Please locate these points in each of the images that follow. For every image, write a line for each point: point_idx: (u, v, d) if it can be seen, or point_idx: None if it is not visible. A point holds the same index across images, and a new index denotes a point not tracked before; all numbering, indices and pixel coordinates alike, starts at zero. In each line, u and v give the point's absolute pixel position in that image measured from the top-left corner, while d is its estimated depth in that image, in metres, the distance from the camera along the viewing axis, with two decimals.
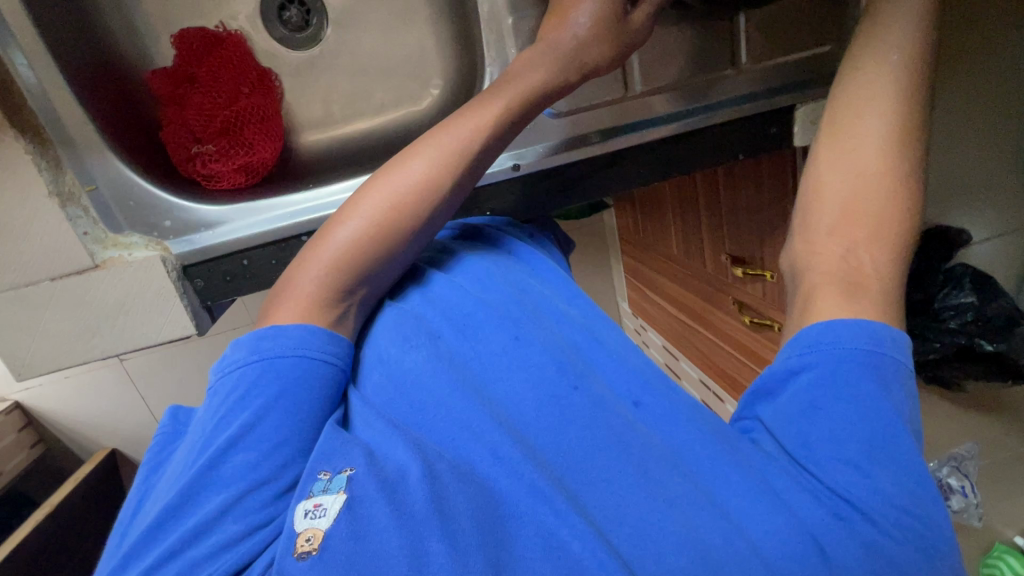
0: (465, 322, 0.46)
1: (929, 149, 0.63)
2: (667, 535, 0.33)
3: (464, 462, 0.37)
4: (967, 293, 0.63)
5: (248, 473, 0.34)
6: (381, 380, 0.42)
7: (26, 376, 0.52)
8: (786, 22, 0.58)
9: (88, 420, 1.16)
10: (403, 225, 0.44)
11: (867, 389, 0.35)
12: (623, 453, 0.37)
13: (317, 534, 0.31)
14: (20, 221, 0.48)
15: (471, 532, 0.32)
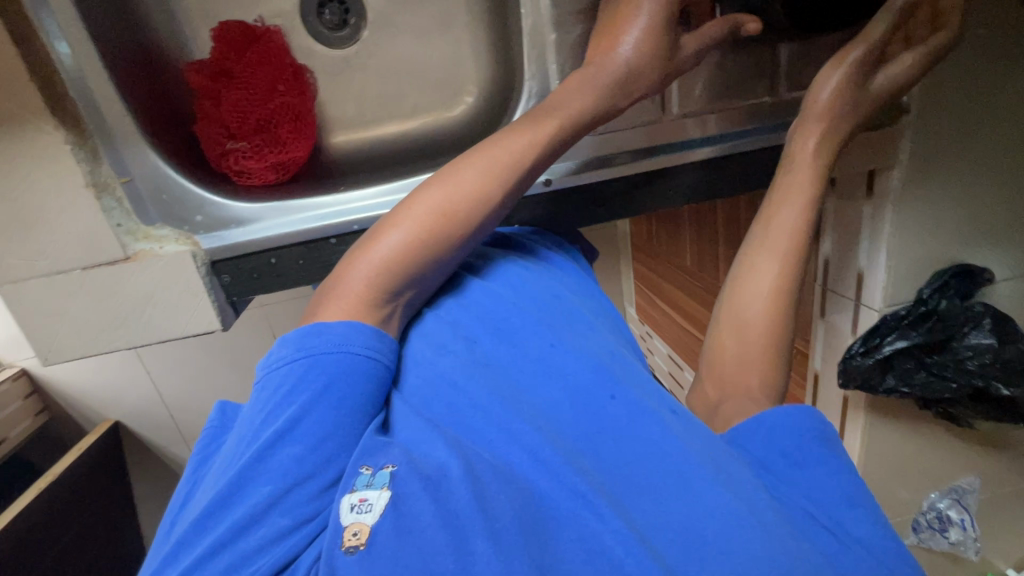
0: (499, 327, 0.47)
1: (939, 191, 0.66)
2: (711, 546, 0.33)
3: (504, 462, 0.38)
4: (987, 333, 0.64)
5: (295, 466, 0.34)
6: (418, 380, 0.43)
7: (51, 361, 0.53)
8: (828, 54, 0.57)
9: (94, 393, 1.17)
10: (455, 232, 0.44)
11: (818, 455, 0.41)
12: (659, 462, 0.38)
13: (363, 529, 0.32)
14: (55, 210, 0.48)
15: (514, 533, 0.32)
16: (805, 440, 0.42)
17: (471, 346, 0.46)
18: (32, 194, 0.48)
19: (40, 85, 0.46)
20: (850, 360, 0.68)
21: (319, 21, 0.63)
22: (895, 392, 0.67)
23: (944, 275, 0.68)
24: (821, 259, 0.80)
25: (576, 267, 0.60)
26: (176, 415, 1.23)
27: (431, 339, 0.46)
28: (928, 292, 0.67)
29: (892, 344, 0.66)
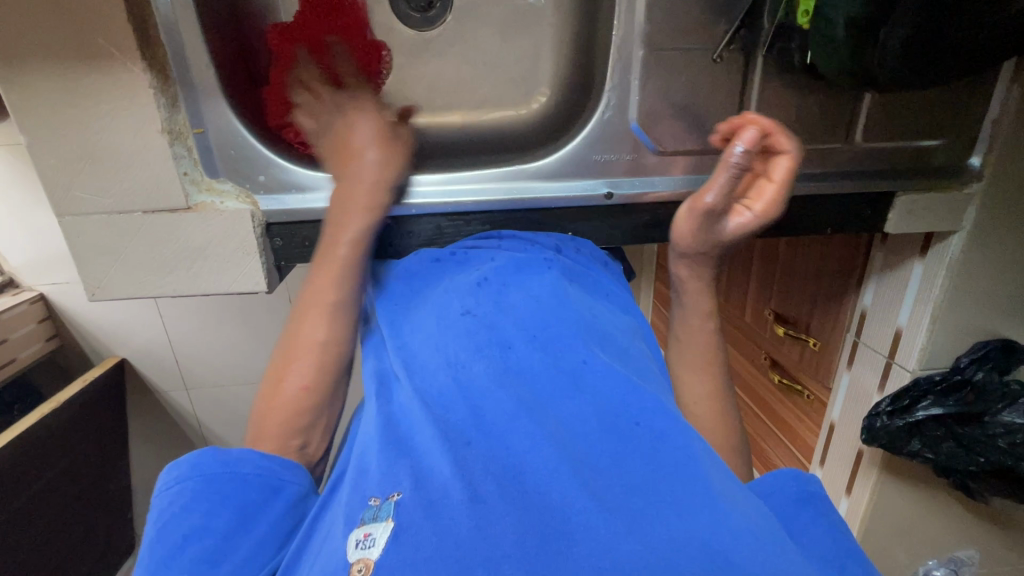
0: (534, 338, 0.48)
1: (994, 265, 0.65)
2: (733, 567, 0.32)
3: (518, 475, 0.38)
4: (1022, 413, 0.62)
5: (225, 569, 0.35)
6: (441, 391, 0.45)
7: (98, 298, 0.54)
8: (909, 112, 0.57)
9: (106, 326, 1.16)
10: (358, 254, 0.52)
11: (808, 517, 0.45)
12: (682, 485, 0.37)
13: (367, 564, 0.33)
14: (128, 151, 0.49)
15: (515, 554, 0.32)
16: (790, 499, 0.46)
17: (500, 352, 0.47)
18: (107, 129, 0.48)
19: (135, 28, 0.46)
20: (875, 419, 0.70)
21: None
22: (917, 456, 0.68)
23: (985, 347, 0.67)
24: (857, 311, 0.80)
25: (615, 283, 0.60)
26: (182, 363, 1.23)
27: (463, 343, 0.48)
28: (966, 362, 0.67)
29: (922, 411, 0.66)
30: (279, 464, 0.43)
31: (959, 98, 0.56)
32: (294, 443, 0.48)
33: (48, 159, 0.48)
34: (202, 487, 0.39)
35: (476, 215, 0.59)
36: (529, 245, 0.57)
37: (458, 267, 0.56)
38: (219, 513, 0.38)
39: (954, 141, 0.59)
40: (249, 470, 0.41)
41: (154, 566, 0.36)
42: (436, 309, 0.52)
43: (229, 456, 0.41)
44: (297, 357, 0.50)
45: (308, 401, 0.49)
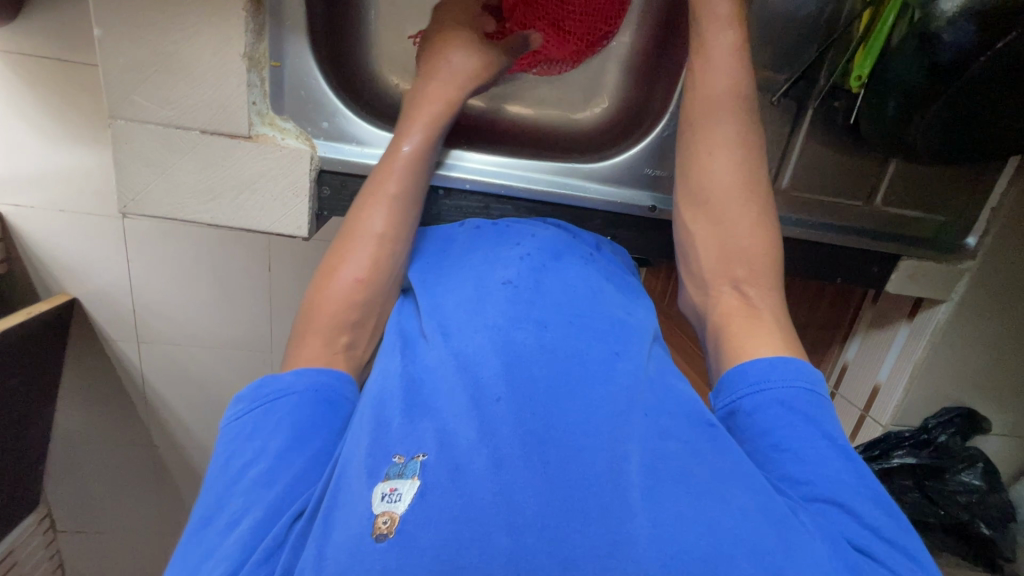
0: (573, 321, 0.45)
1: (977, 340, 0.71)
2: (743, 548, 0.31)
3: (542, 442, 0.35)
4: (977, 475, 0.69)
5: (265, 475, 0.35)
6: (475, 354, 0.41)
7: (130, 211, 0.52)
8: (925, 185, 0.63)
9: (65, 261, 0.95)
10: (429, 146, 0.54)
11: (811, 426, 0.39)
12: (715, 478, 0.35)
13: (393, 518, 0.31)
14: (204, 66, 0.48)
15: (538, 522, 0.31)
16: (796, 397, 0.41)
17: (539, 327, 0.43)
18: (190, 41, 0.47)
19: None
20: None
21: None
22: None
23: (951, 412, 0.73)
24: (839, 363, 0.85)
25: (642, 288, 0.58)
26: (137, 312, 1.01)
27: (503, 311, 0.45)
28: (933, 423, 0.72)
29: (899, 458, 0.71)
30: (326, 374, 0.43)
31: (970, 182, 0.63)
32: (342, 339, 0.47)
33: (120, 59, 0.47)
34: (267, 408, 0.39)
35: (523, 202, 0.61)
36: (563, 233, 0.57)
37: (506, 243, 0.53)
38: (275, 433, 0.38)
39: (958, 220, 0.65)
40: (303, 387, 0.41)
41: (218, 489, 0.36)
42: (476, 277, 0.49)
43: (282, 381, 0.42)
44: (351, 252, 0.50)
45: (359, 295, 0.48)
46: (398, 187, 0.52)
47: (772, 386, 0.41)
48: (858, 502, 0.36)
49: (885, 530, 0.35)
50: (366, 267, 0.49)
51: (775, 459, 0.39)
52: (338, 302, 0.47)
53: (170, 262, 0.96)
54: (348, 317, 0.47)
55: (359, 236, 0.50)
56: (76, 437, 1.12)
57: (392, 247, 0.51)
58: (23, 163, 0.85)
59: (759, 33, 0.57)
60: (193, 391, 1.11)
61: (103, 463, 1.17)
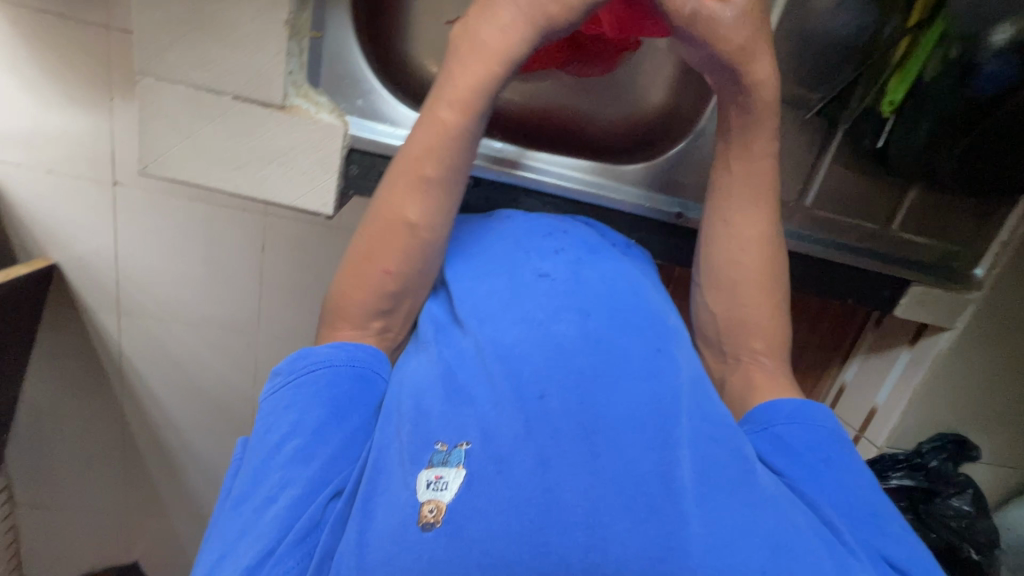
0: (613, 316, 0.44)
1: (976, 370, 0.73)
2: (794, 555, 0.32)
3: (591, 433, 0.35)
4: (967, 501, 0.71)
5: (300, 453, 0.38)
6: (514, 346, 0.40)
7: (151, 173, 0.50)
8: (941, 215, 0.65)
9: (55, 223, 0.91)
10: (469, 123, 0.47)
11: (849, 460, 0.40)
12: (752, 481, 0.36)
13: (439, 507, 0.32)
14: (243, 30, 0.47)
15: (587, 519, 0.31)
16: (830, 437, 0.42)
17: (579, 318, 0.43)
18: (231, 2, 0.46)
19: None
20: None
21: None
22: None
23: (944, 438, 0.74)
24: (838, 383, 0.87)
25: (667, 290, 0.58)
26: (128, 282, 0.97)
27: (542, 302, 0.44)
28: (927, 448, 0.73)
29: (895, 480, 0.72)
30: (363, 351, 0.45)
31: (983, 215, 0.65)
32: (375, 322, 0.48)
33: (155, 14, 0.46)
34: (304, 381, 0.42)
35: (551, 197, 0.60)
36: (592, 229, 0.57)
37: (539, 233, 0.52)
38: (313, 406, 0.40)
39: (968, 252, 0.67)
40: (342, 362, 0.43)
41: (258, 460, 0.39)
42: (511, 266, 0.48)
43: (318, 357, 0.44)
44: (381, 242, 0.48)
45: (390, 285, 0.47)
46: (434, 171, 0.47)
47: (809, 421, 0.42)
48: (892, 526, 0.37)
49: (916, 552, 0.37)
50: (397, 258, 0.47)
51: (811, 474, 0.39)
52: (366, 291, 0.47)
53: (167, 233, 0.93)
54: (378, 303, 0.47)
55: (393, 226, 0.47)
56: (45, 407, 1.08)
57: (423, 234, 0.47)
58: (19, 120, 0.82)
59: (798, 50, 0.58)
60: (175, 368, 1.07)
61: (72, 437, 1.12)
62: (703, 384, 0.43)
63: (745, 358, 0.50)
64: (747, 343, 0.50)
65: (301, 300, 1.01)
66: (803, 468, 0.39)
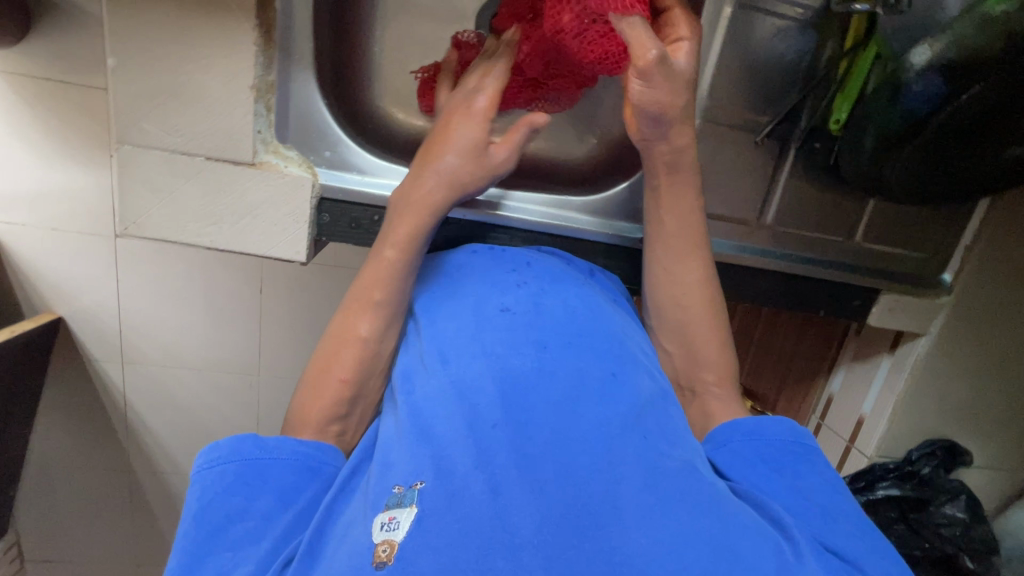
0: (567, 347, 0.46)
1: (958, 374, 0.73)
2: (737, 561, 0.33)
3: (537, 464, 0.36)
4: (960, 508, 0.70)
5: (249, 535, 0.39)
6: (473, 380, 0.43)
7: (131, 233, 0.53)
8: (902, 225, 0.66)
9: (56, 280, 0.94)
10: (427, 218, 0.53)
11: (800, 466, 0.43)
12: (703, 491, 0.37)
13: (392, 545, 0.33)
14: (213, 95, 0.50)
15: (535, 541, 0.32)
16: (786, 448, 0.44)
17: (535, 352, 0.45)
18: (201, 71, 0.49)
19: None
20: None
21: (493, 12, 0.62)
22: None
23: (933, 445, 0.74)
24: (825, 395, 0.87)
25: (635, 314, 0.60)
26: (127, 333, 1.00)
27: (500, 338, 0.46)
28: (917, 454, 0.73)
29: (883, 490, 0.72)
30: (307, 441, 0.46)
31: (944, 222, 0.66)
32: (333, 428, 0.49)
33: (130, 88, 0.49)
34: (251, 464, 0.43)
35: (519, 232, 0.63)
36: (557, 258, 0.59)
37: (503, 269, 0.55)
38: (259, 496, 0.41)
39: (933, 258, 0.68)
40: (287, 451, 0.45)
41: (206, 535, 0.39)
42: (473, 303, 0.50)
43: (268, 443, 0.45)
44: (338, 353, 0.51)
45: (347, 393, 0.50)
46: (395, 257, 0.53)
47: (761, 436, 0.44)
48: (844, 524, 0.39)
49: (872, 552, 0.37)
50: (350, 366, 0.50)
51: (765, 484, 0.41)
52: (325, 399, 0.49)
53: (163, 284, 0.96)
54: (337, 411, 0.49)
55: (358, 306, 0.52)
56: (52, 460, 1.09)
57: (376, 341, 0.52)
58: (22, 183, 0.86)
59: (746, 77, 0.60)
60: (176, 415, 1.09)
61: (78, 490, 1.13)
62: (664, 402, 0.46)
63: (701, 391, 0.53)
64: (699, 375, 0.53)
65: (296, 340, 1.03)
66: (760, 472, 0.42)
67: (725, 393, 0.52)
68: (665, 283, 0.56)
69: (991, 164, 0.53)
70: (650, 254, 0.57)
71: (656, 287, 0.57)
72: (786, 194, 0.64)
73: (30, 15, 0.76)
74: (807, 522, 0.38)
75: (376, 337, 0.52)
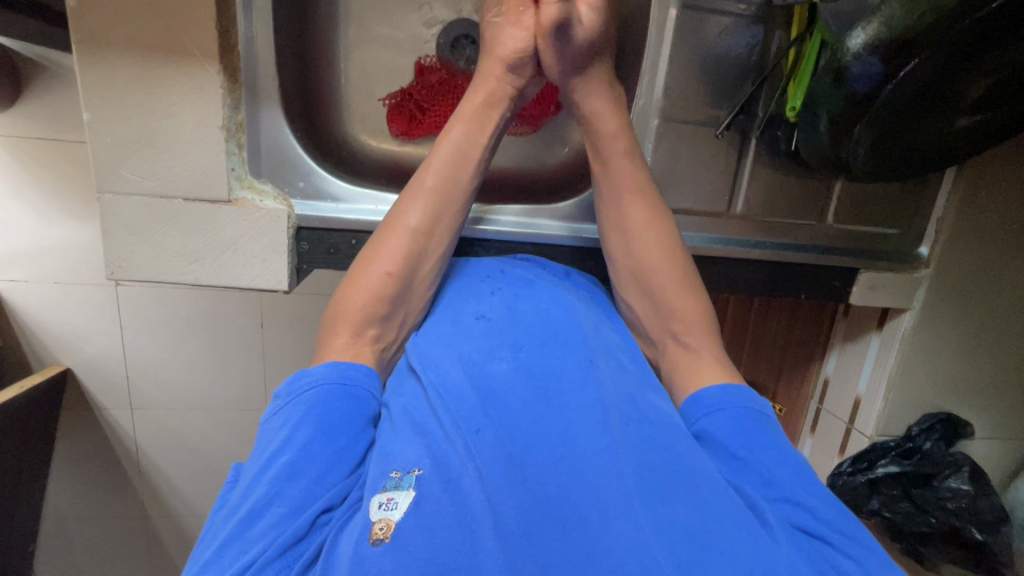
0: (547, 342, 0.47)
1: (948, 345, 0.73)
2: (714, 549, 0.33)
3: (522, 464, 0.37)
4: (965, 480, 0.69)
5: (289, 467, 0.37)
6: (453, 384, 0.43)
7: (117, 277, 0.55)
8: (871, 203, 0.67)
9: (60, 332, 0.96)
10: (476, 141, 0.54)
11: (769, 440, 0.42)
12: (683, 476, 0.37)
13: (389, 525, 0.33)
14: (185, 138, 0.52)
15: (521, 532, 0.33)
16: (747, 415, 0.44)
17: (513, 353, 0.46)
18: (172, 117, 0.52)
19: (222, 35, 0.52)
20: (839, 477, 0.75)
21: (450, 35, 0.65)
22: (876, 515, 0.71)
23: (932, 419, 0.73)
24: (821, 378, 0.86)
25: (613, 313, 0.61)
26: (133, 378, 1.02)
27: (477, 344, 0.47)
28: (917, 430, 0.73)
29: (882, 468, 0.71)
30: (356, 368, 0.45)
31: (910, 197, 0.68)
32: (371, 332, 0.49)
33: (106, 140, 0.51)
34: (296, 401, 0.42)
35: (494, 242, 0.64)
36: (529, 263, 0.60)
37: (476, 278, 0.55)
38: (304, 422, 0.40)
39: (904, 232, 0.69)
40: (334, 379, 0.44)
41: (249, 478, 0.38)
42: (449, 316, 0.51)
43: (312, 373, 0.44)
44: (383, 243, 0.51)
45: (389, 288, 0.49)
46: (434, 181, 0.52)
47: (730, 407, 0.44)
48: (816, 502, 0.39)
49: (845, 531, 0.38)
50: (397, 259, 0.50)
51: (736, 463, 0.41)
52: (370, 295, 0.49)
53: (163, 327, 0.98)
54: (375, 311, 0.49)
55: (394, 229, 0.51)
56: (68, 512, 1.10)
57: (424, 239, 0.51)
58: (21, 242, 0.89)
59: (698, 73, 0.62)
60: (187, 456, 1.10)
61: (97, 540, 1.14)
62: (643, 389, 0.45)
63: (670, 341, 0.53)
64: (669, 326, 0.53)
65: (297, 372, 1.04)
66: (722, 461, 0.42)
67: (695, 341, 0.52)
68: (629, 261, 0.56)
69: (942, 134, 0.55)
70: (619, 256, 0.58)
71: (623, 263, 0.57)
72: (753, 183, 0.66)
73: (20, 82, 0.80)
74: (779, 505, 0.39)
75: (423, 232, 0.51)
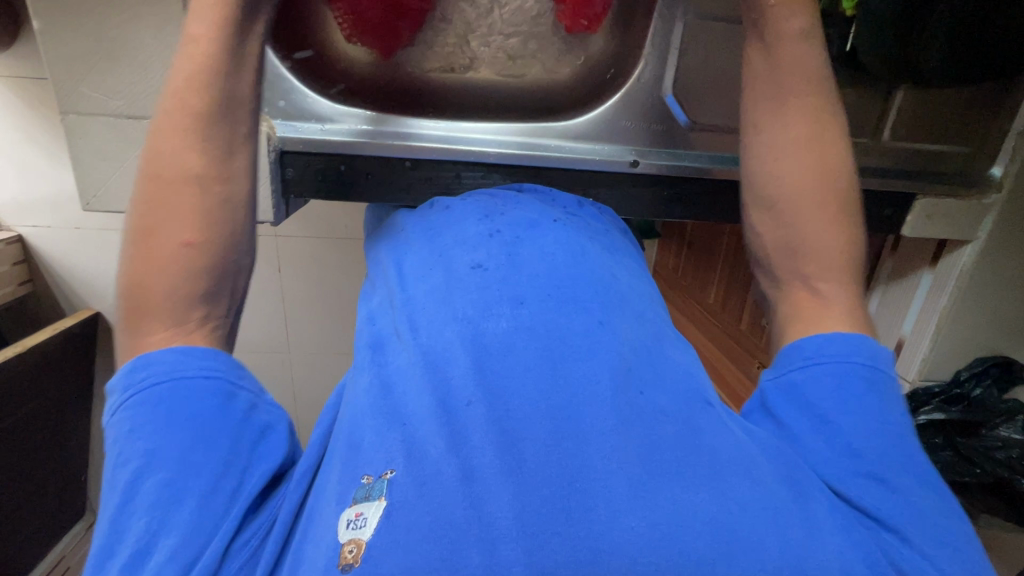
0: (555, 295, 0.40)
1: (1011, 281, 0.65)
2: (739, 542, 0.27)
3: (516, 441, 0.30)
4: (1018, 429, 0.62)
5: (164, 492, 0.31)
6: (443, 350, 0.37)
7: (93, 207, 0.52)
8: (939, 115, 0.57)
9: (83, 275, 1.00)
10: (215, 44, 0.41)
11: (880, 402, 0.36)
12: (701, 451, 0.32)
13: (359, 546, 0.27)
14: (146, 51, 0.48)
15: (514, 534, 0.27)
16: (859, 370, 0.37)
17: (514, 307, 0.39)
18: (129, 26, 0.47)
19: None
20: None
21: None
22: None
23: (983, 363, 0.67)
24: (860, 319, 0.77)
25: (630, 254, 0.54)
26: None
27: (472, 298, 0.40)
28: (965, 376, 0.67)
29: (926, 415, 0.66)
30: (207, 357, 0.36)
31: (988, 107, 0.58)
32: (198, 315, 0.38)
33: (63, 55, 0.47)
34: (142, 404, 0.33)
35: (495, 168, 0.57)
36: (530, 198, 0.53)
37: (475, 219, 0.48)
38: (171, 432, 0.32)
39: (974, 150, 0.60)
40: (190, 374, 0.34)
41: (115, 508, 0.31)
42: (444, 263, 0.44)
43: (157, 362, 0.35)
44: (164, 206, 0.38)
45: (201, 258, 0.38)
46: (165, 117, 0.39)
47: (836, 356, 0.38)
48: (904, 481, 0.34)
49: (937, 516, 0.33)
50: (195, 224, 0.38)
51: (830, 422, 0.36)
52: (157, 282, 0.37)
53: None
54: (187, 291, 0.37)
55: (171, 183, 0.39)
56: None
57: (218, 187, 0.40)
58: (39, 187, 0.92)
59: None
60: None
61: None
62: (657, 347, 0.40)
63: (799, 284, 0.45)
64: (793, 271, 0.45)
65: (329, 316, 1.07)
66: (810, 417, 0.37)
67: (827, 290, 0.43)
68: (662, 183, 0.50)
69: None
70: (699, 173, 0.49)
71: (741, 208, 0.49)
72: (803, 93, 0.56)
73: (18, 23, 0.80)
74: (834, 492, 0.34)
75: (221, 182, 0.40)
